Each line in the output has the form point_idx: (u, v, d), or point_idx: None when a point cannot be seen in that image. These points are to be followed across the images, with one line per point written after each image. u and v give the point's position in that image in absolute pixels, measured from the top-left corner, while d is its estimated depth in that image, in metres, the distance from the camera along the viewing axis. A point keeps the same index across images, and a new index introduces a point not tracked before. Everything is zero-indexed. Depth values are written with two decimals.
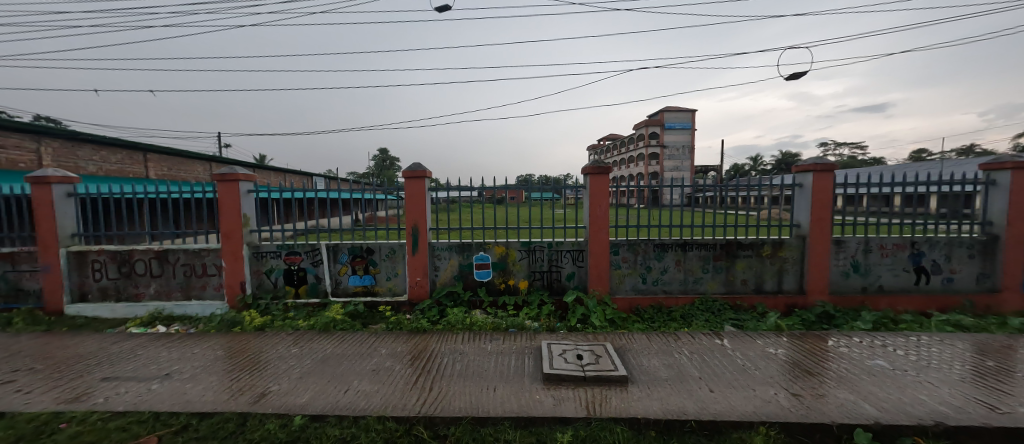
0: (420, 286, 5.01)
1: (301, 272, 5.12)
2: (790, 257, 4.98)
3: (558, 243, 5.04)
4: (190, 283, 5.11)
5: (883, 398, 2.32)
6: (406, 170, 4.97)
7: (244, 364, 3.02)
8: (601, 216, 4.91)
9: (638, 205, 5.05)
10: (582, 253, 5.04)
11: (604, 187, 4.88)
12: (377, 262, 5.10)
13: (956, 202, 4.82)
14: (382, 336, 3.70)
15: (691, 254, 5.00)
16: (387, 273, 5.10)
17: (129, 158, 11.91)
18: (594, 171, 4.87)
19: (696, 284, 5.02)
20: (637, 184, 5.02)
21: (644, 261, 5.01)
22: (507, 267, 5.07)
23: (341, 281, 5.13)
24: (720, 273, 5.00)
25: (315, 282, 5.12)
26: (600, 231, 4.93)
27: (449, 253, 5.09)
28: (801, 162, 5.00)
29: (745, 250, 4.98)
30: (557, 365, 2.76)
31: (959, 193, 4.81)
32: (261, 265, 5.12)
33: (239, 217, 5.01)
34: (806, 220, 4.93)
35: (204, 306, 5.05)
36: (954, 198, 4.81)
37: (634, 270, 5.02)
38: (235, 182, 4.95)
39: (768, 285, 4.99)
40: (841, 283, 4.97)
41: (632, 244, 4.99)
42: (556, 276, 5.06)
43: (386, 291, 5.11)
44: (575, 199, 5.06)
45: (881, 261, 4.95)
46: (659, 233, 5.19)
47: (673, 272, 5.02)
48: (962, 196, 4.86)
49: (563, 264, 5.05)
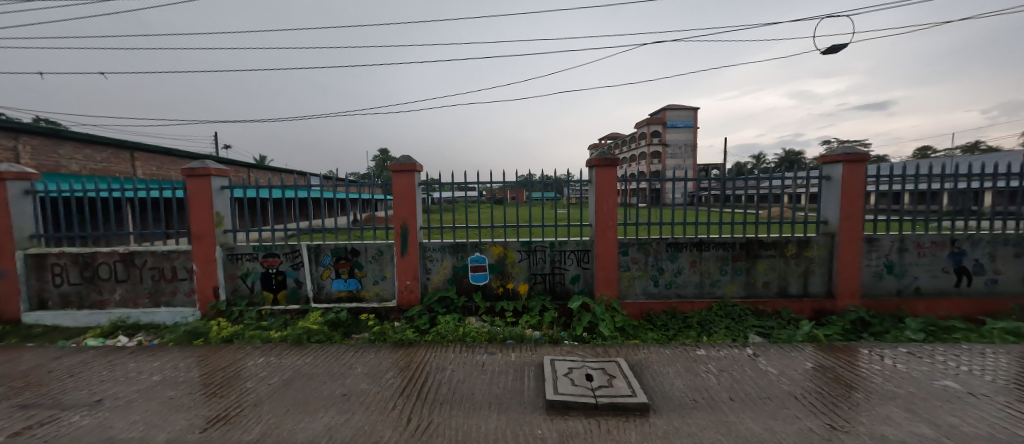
0: (410, 291, 4.56)
1: (280, 276, 4.68)
2: (817, 257, 4.52)
3: (561, 243, 4.59)
4: (159, 289, 4.70)
5: (970, 433, 1.85)
6: (395, 164, 4.52)
7: (194, 386, 2.56)
8: (610, 214, 4.46)
9: (641, 203, 4.55)
10: (588, 253, 4.60)
11: (612, 181, 4.43)
12: (363, 265, 4.65)
13: (976, 200, 4.39)
14: (362, 349, 3.23)
15: (707, 254, 4.55)
16: (374, 276, 4.66)
17: (115, 157, 11.54)
18: (600, 163, 4.43)
19: (713, 288, 4.57)
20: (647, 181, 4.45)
21: (656, 262, 4.56)
22: (506, 270, 4.62)
23: (324, 286, 4.69)
24: (740, 275, 4.54)
25: (295, 287, 4.68)
26: (608, 230, 4.48)
27: (442, 254, 4.65)
28: (829, 152, 4.52)
29: (767, 249, 4.52)
30: (562, 389, 2.30)
31: (981, 189, 4.37)
32: (236, 269, 4.69)
33: (212, 216, 4.58)
34: (835, 216, 4.46)
35: (173, 313, 4.63)
36: (973, 194, 4.39)
37: (645, 272, 4.58)
38: (208, 177, 4.52)
39: (792, 288, 4.53)
40: (873, 285, 4.50)
41: (642, 243, 4.55)
42: (559, 278, 4.61)
43: (372, 297, 4.67)
44: (577, 198, 4.60)
45: (917, 261, 4.49)
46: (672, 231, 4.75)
47: (688, 273, 4.57)
48: (987, 192, 4.40)
49: (567, 265, 4.60)
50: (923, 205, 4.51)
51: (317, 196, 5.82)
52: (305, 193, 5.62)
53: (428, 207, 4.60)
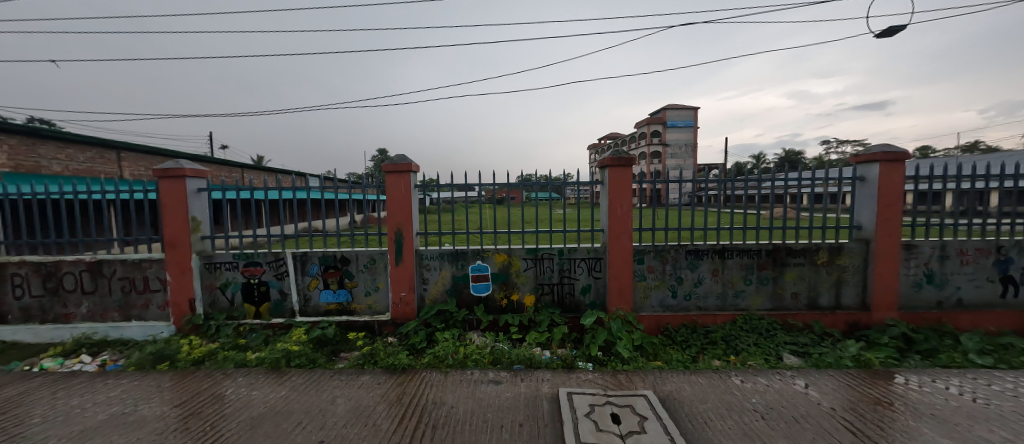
0: (405, 303, 4.16)
1: (262, 287, 4.27)
2: (850, 266, 4.14)
3: (571, 250, 4.18)
4: (129, 302, 4.29)
5: None
6: (390, 163, 4.11)
7: (144, 427, 2.15)
8: (624, 219, 4.07)
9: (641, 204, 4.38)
10: (600, 262, 4.20)
11: (627, 182, 4.04)
12: (353, 274, 4.25)
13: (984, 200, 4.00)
14: (348, 375, 2.82)
15: (730, 262, 4.16)
16: (366, 287, 4.26)
17: (101, 157, 11.12)
18: (613, 163, 4.04)
19: (737, 300, 4.18)
20: (650, 182, 4.17)
21: (674, 271, 4.18)
22: (511, 279, 4.23)
23: (311, 298, 4.28)
24: (766, 285, 4.16)
25: (278, 299, 4.28)
26: (622, 236, 4.09)
27: (440, 262, 4.24)
28: (863, 150, 4.14)
29: (796, 257, 4.14)
30: (585, 437, 1.89)
31: (990, 189, 3.97)
32: (214, 279, 4.28)
33: (187, 221, 4.17)
34: (870, 220, 4.08)
35: (144, 328, 4.24)
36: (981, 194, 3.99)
37: (662, 281, 4.19)
38: (183, 178, 4.11)
39: (823, 300, 4.15)
40: (912, 296, 4.12)
41: (660, 250, 4.15)
42: (568, 289, 4.22)
43: (364, 310, 4.27)
44: (578, 199, 4.28)
45: (959, 270, 4.11)
46: (690, 237, 4.36)
47: (709, 283, 4.18)
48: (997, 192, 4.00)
49: (577, 275, 4.21)
50: (949, 206, 4.12)
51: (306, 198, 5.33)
52: (293, 194, 5.14)
53: (424, 209, 4.19)
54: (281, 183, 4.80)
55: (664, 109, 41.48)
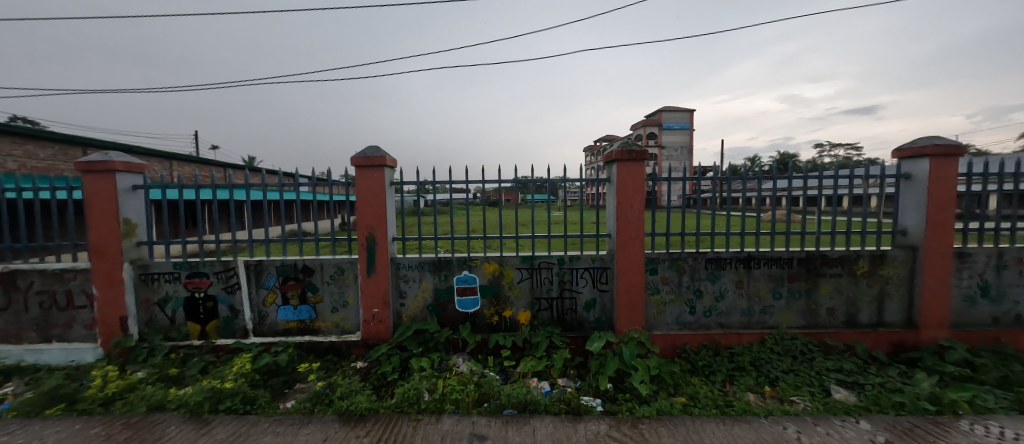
0: (378, 321, 3.54)
1: (209, 302, 3.62)
2: (894, 277, 3.59)
3: (572, 258, 3.59)
4: (50, 320, 3.61)
5: None
6: (359, 157, 3.47)
7: None
8: (635, 222, 3.48)
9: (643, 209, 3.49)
10: (606, 272, 3.62)
11: (638, 179, 3.46)
12: (317, 287, 3.61)
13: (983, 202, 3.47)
14: (289, 425, 2.19)
15: (757, 272, 3.59)
16: (333, 302, 3.63)
17: (64, 154, 10.37)
18: (622, 157, 3.45)
19: (764, 316, 3.61)
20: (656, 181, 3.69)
21: (692, 282, 3.61)
22: (502, 293, 3.62)
23: (267, 315, 3.63)
24: (798, 299, 3.59)
25: (228, 317, 3.62)
26: (632, 242, 3.50)
27: (419, 272, 3.63)
28: (907, 144, 3.60)
29: (832, 267, 3.58)
30: None
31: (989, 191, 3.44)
32: (152, 294, 3.62)
33: (117, 224, 3.50)
34: (917, 224, 3.53)
35: (66, 352, 3.55)
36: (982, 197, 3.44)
37: (678, 295, 3.61)
38: (112, 173, 3.45)
39: (862, 316, 3.61)
40: (964, 312, 3.58)
41: (674, 258, 3.58)
42: (570, 305, 3.62)
43: (330, 328, 3.63)
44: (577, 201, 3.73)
45: (1018, 282, 3.57)
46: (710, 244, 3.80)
47: (732, 297, 3.61)
48: (987, 192, 3.51)
49: (579, 287, 3.61)
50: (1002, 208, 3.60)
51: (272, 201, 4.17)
52: (253, 197, 4.10)
53: (401, 211, 3.57)
54: (236, 181, 3.87)
55: (662, 112, 41.20)
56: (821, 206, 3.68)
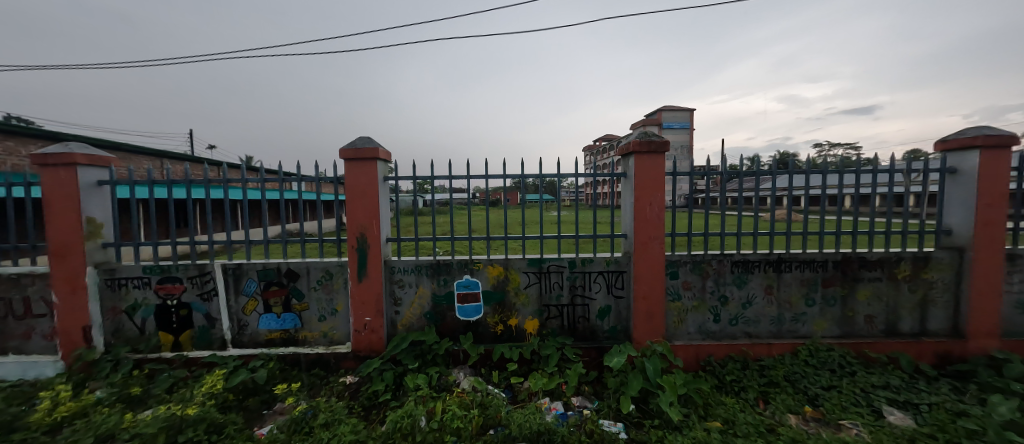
0: (371, 331, 3.20)
1: (183, 310, 3.26)
2: (938, 281, 3.28)
3: (586, 261, 3.25)
4: (6, 330, 3.25)
5: None
6: (349, 148, 3.12)
7: None
8: (655, 221, 3.16)
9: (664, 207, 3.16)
10: (622, 276, 3.28)
11: (659, 173, 3.12)
12: (303, 293, 3.27)
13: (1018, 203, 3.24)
14: None
15: (788, 276, 3.26)
16: (320, 310, 3.28)
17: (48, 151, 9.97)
18: (640, 148, 3.11)
19: (796, 324, 3.29)
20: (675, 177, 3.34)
21: (717, 287, 3.27)
22: (508, 299, 3.28)
23: (248, 324, 3.28)
24: (832, 306, 3.27)
25: (204, 326, 3.27)
26: (652, 243, 3.17)
27: (416, 277, 3.28)
28: (951, 135, 3.26)
29: (871, 270, 3.25)
30: None
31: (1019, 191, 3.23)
32: (120, 301, 3.26)
33: (79, 224, 3.14)
34: (965, 223, 3.21)
35: (22, 366, 3.19)
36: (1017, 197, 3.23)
37: (701, 302, 3.28)
38: (74, 167, 3.08)
39: (903, 324, 3.29)
40: (1015, 320, 3.25)
41: (697, 261, 3.25)
42: (582, 312, 3.28)
43: (318, 338, 3.29)
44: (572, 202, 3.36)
45: None
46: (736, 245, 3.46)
47: (761, 304, 3.28)
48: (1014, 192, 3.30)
49: (593, 293, 3.27)
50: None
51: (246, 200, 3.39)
52: (230, 195, 3.37)
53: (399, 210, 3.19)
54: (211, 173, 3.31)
55: (663, 112, 40.93)
56: (811, 205, 3.40)
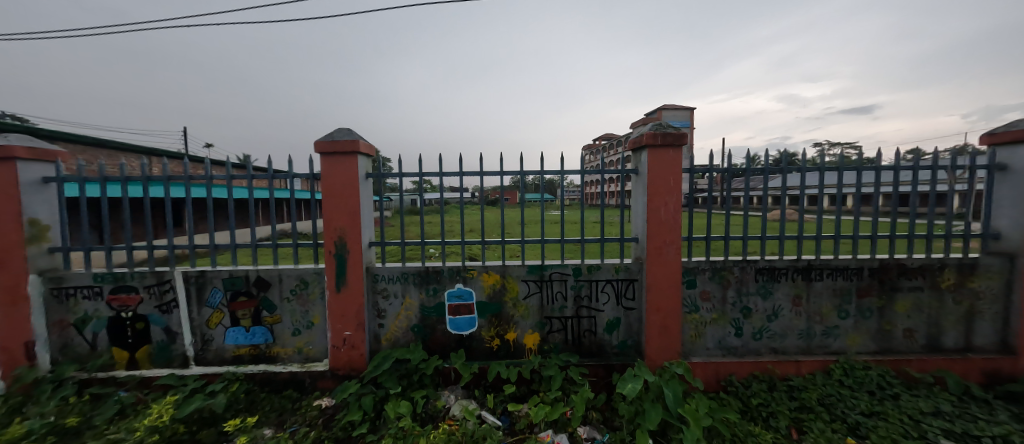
0: (352, 347, 2.84)
1: (139, 324, 2.90)
2: (985, 291, 2.93)
3: (593, 269, 2.90)
4: None
5: None
6: (325, 141, 2.75)
7: None
8: (671, 224, 2.80)
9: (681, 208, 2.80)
10: (632, 285, 2.93)
11: (676, 170, 2.78)
12: (274, 305, 2.90)
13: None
14: None
15: (819, 286, 2.91)
16: (295, 323, 2.92)
17: None
18: (654, 141, 2.75)
19: (826, 339, 2.94)
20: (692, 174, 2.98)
21: (739, 298, 2.92)
22: (505, 311, 2.93)
23: (212, 339, 2.92)
24: (868, 319, 2.93)
25: (163, 342, 2.91)
26: (667, 249, 2.82)
27: (402, 286, 2.92)
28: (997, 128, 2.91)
29: (911, 279, 2.91)
30: None
31: None
32: (68, 314, 2.90)
33: (20, 225, 2.74)
34: (1016, 226, 2.83)
35: None
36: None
37: (722, 314, 2.93)
38: (12, 162, 2.68)
39: (946, 339, 2.94)
40: None
41: (716, 268, 2.90)
42: (588, 325, 2.94)
43: (292, 355, 2.93)
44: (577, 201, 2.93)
45: None
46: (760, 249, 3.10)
47: (788, 317, 2.93)
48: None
49: (600, 305, 2.92)
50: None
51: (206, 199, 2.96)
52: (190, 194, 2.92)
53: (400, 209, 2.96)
54: (169, 170, 2.85)
55: (663, 112, 40.70)
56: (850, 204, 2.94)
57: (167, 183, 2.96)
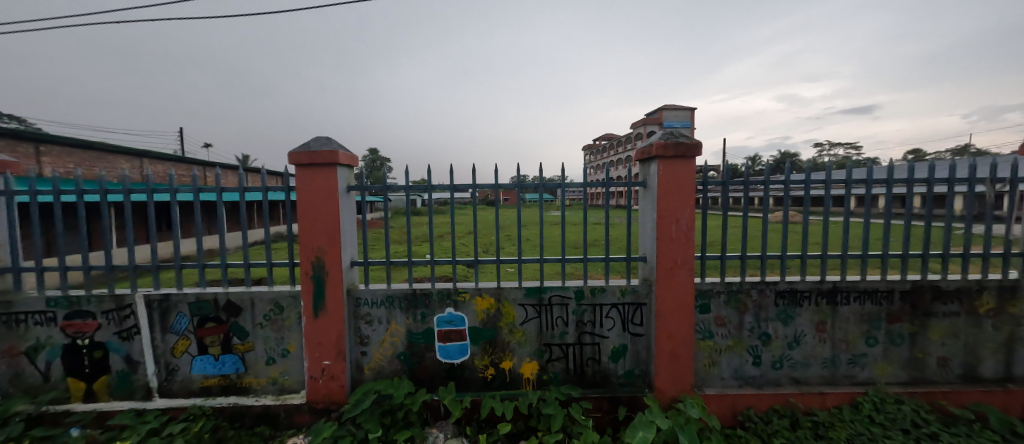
0: (330, 378, 2.57)
1: (97, 352, 2.65)
2: None
3: (597, 291, 2.64)
4: None
5: None
6: (300, 151, 2.46)
7: None
8: (682, 242, 2.55)
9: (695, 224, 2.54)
10: (640, 310, 2.67)
11: (689, 183, 2.51)
12: (246, 331, 2.64)
13: None
14: None
15: (845, 311, 2.65)
16: (269, 351, 2.66)
17: (13, 150, 9.27)
18: (665, 152, 2.48)
19: (852, 368, 2.68)
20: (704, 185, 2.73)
21: (757, 324, 2.66)
22: (500, 338, 2.66)
23: (178, 368, 2.66)
24: (898, 346, 2.67)
25: (124, 371, 2.66)
26: (678, 270, 2.56)
27: (387, 310, 2.66)
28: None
29: (946, 303, 2.64)
30: None
31: None
32: (17, 341, 2.63)
33: None
34: None
35: None
36: None
37: (738, 341, 2.67)
38: None
39: (984, 369, 2.68)
40: None
41: (733, 291, 2.63)
42: (590, 353, 2.68)
43: (266, 386, 2.67)
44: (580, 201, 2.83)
45: None
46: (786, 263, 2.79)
47: (811, 344, 2.67)
48: None
49: (605, 331, 2.67)
50: None
51: (171, 209, 2.64)
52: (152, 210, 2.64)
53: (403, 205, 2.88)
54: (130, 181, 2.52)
55: (663, 112, 40.44)
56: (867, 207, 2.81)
57: (128, 195, 2.64)
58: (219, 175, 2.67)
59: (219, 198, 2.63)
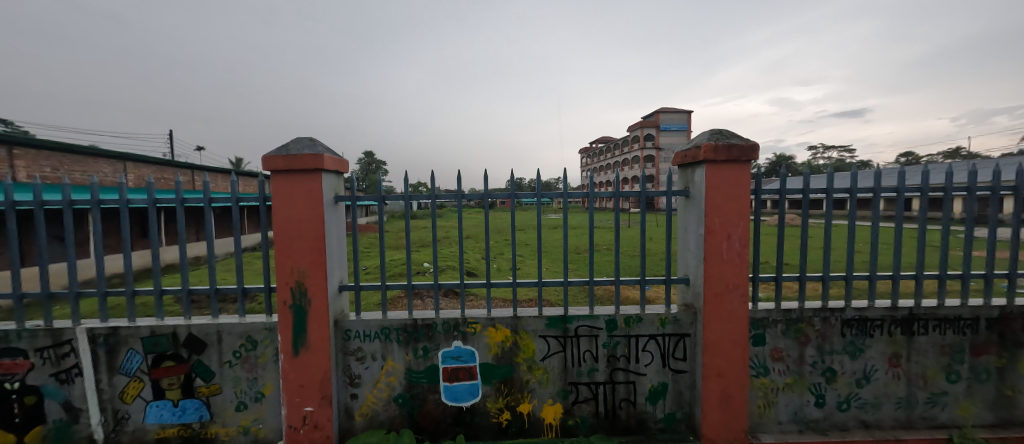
0: (313, 429, 2.13)
1: (29, 398, 2.18)
2: None
3: (633, 320, 2.22)
4: None
5: None
6: (278, 154, 2.04)
7: None
8: (735, 262, 2.13)
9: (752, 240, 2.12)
10: (683, 342, 2.26)
11: (744, 193, 2.09)
12: (211, 371, 2.19)
13: None
14: None
15: (923, 341, 2.25)
16: (240, 394, 2.21)
17: None
18: (715, 156, 2.07)
19: (930, 409, 2.29)
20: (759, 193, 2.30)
21: (820, 358, 2.26)
22: (517, 375, 2.23)
23: (129, 416, 2.21)
24: (983, 382, 2.27)
25: (63, 421, 2.20)
26: (729, 296, 2.15)
27: (382, 344, 2.22)
28: None
29: None
30: None
31: None
32: None
33: None
34: None
35: None
36: None
37: (798, 379, 2.26)
38: None
39: None
40: None
41: (792, 319, 2.23)
42: (624, 393, 2.26)
43: (236, 435, 2.23)
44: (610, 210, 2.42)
45: None
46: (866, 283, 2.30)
47: (882, 381, 2.27)
48: None
49: (641, 367, 2.25)
50: None
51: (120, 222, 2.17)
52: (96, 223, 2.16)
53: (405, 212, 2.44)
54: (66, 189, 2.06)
55: (663, 114, 40.26)
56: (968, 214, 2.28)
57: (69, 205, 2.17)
58: (180, 182, 2.21)
59: (179, 209, 2.17)
